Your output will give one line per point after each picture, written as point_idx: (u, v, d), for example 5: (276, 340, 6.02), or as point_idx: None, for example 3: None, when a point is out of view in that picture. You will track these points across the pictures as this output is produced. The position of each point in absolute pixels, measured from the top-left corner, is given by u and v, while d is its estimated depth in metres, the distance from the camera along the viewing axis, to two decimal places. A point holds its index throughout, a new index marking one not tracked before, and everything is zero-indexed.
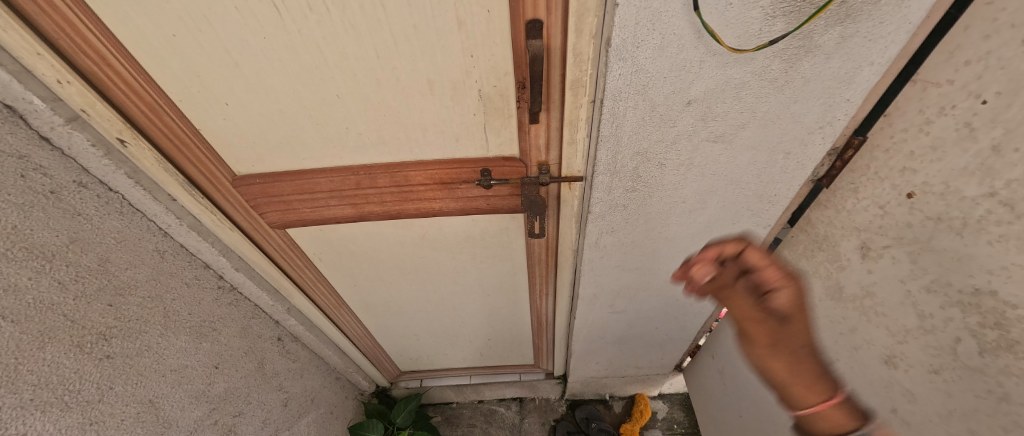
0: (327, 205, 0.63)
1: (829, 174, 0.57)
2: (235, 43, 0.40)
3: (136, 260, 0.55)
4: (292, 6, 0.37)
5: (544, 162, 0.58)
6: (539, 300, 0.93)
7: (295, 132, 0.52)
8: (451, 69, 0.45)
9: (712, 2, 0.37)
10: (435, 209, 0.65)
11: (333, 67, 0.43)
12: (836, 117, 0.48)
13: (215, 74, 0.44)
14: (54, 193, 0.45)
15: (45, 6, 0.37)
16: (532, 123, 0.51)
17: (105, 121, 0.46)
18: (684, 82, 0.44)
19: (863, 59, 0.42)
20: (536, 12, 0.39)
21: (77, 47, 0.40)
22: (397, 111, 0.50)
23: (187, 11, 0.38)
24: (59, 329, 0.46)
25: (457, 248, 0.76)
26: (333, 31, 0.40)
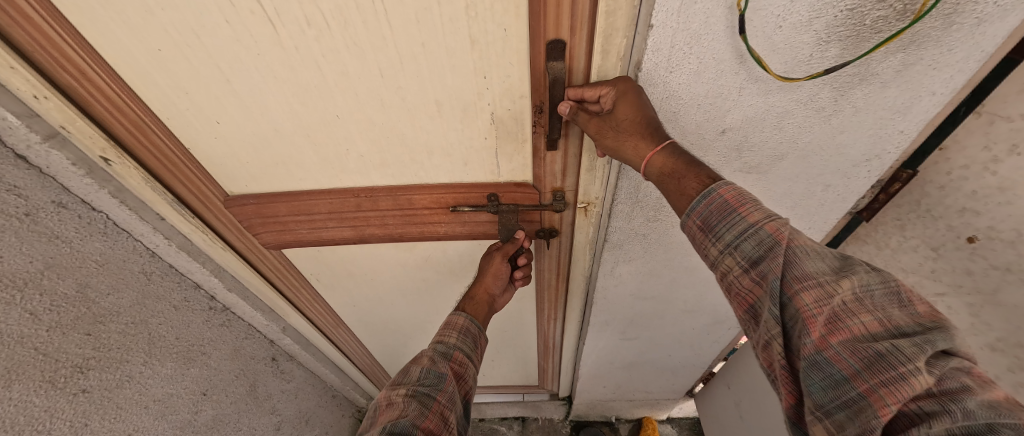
0: (325, 227, 0.59)
1: (871, 207, 0.51)
2: (226, 60, 0.37)
3: (120, 284, 0.52)
4: (289, 21, 0.33)
5: (558, 189, 0.54)
6: (546, 324, 0.89)
7: (292, 153, 0.48)
8: (462, 90, 0.41)
9: (759, 25, 0.33)
10: (441, 232, 0.61)
11: (333, 86, 0.40)
12: (886, 150, 0.44)
13: (205, 92, 0.40)
14: (30, 216, 0.42)
15: (18, 16, 0.33)
16: (549, 149, 0.47)
17: (87, 139, 0.43)
18: (719, 110, 0.40)
19: (924, 89, 0.37)
20: (559, 32, 0.35)
21: (54, 61, 0.37)
22: (402, 133, 0.46)
23: (175, 26, 0.34)
24: (28, 365, 0.43)
25: (462, 272, 0.72)
26: (334, 48, 0.36)
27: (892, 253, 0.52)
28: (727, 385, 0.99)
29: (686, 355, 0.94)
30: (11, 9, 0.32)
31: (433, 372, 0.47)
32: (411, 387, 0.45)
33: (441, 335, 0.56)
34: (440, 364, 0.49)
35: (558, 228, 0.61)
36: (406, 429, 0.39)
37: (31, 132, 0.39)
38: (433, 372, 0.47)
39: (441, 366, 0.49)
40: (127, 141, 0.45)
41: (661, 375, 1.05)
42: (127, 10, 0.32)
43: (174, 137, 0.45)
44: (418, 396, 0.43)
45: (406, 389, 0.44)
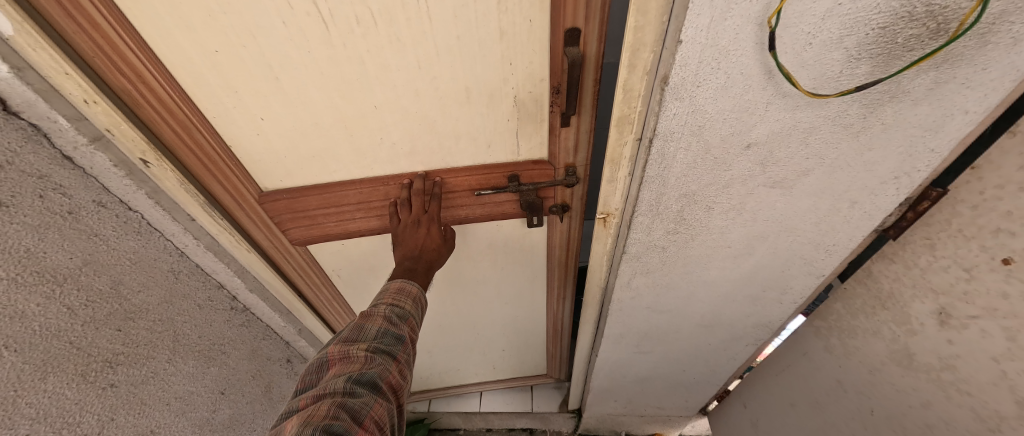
0: (352, 219, 0.60)
1: (897, 225, 0.50)
2: (275, 58, 0.38)
3: (150, 282, 0.53)
4: (340, 20, 0.35)
5: (571, 164, 0.54)
6: (555, 304, 0.90)
7: (327, 146, 0.50)
8: (490, 78, 0.42)
9: (788, 42, 0.33)
10: (460, 217, 0.61)
11: (373, 80, 0.41)
12: (916, 168, 0.43)
13: (251, 88, 0.42)
14: (72, 214, 0.44)
15: (85, 22, 0.35)
16: (563, 127, 0.47)
17: (129, 141, 0.45)
18: (745, 124, 0.40)
19: (955, 107, 0.37)
20: (576, 21, 0.36)
21: (111, 66, 0.39)
22: (434, 122, 0.48)
23: (232, 28, 0.35)
24: (63, 357, 0.44)
25: (478, 256, 0.73)
26: (378, 44, 0.37)
27: (923, 272, 0.50)
28: (744, 404, 0.97)
29: (702, 371, 0.92)
30: (81, 17, 0.35)
31: (392, 333, 0.43)
32: (371, 344, 0.41)
33: (394, 299, 0.48)
34: (400, 325, 0.45)
35: (570, 205, 0.61)
36: (371, 384, 0.38)
37: (78, 133, 0.42)
38: (392, 332, 0.43)
39: (403, 329, 0.45)
40: (169, 142, 0.47)
41: (675, 391, 1.02)
42: (190, 14, 0.34)
43: (217, 137, 0.47)
44: (380, 355, 0.41)
45: (366, 345, 0.41)
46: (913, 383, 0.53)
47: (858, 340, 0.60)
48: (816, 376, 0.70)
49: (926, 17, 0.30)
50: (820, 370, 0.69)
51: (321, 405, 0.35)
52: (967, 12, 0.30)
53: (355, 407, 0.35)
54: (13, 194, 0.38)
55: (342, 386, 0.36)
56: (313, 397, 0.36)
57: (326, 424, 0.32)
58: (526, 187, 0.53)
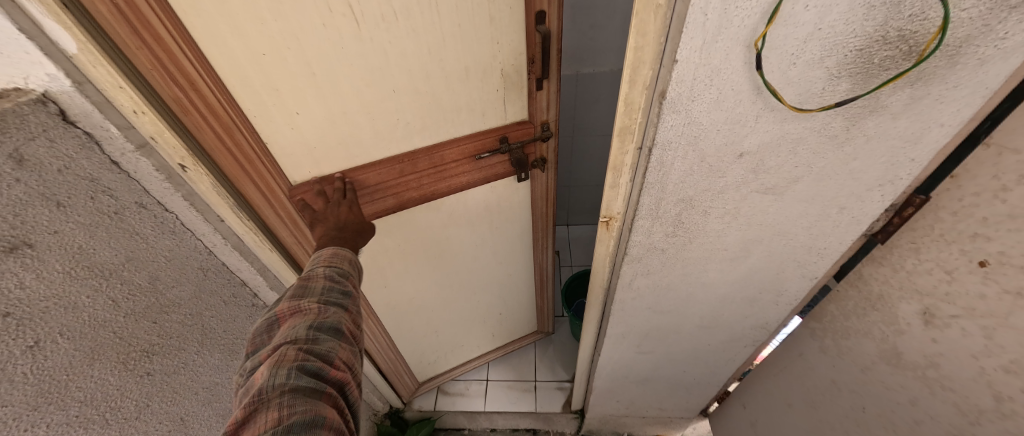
0: (371, 200, 0.75)
1: (885, 229, 0.53)
2: (316, 57, 0.54)
3: (182, 278, 0.57)
4: (370, 19, 0.53)
5: (546, 121, 0.80)
6: (538, 252, 1.15)
7: (352, 131, 0.65)
8: (482, 55, 0.65)
9: (774, 62, 0.36)
10: (463, 180, 0.82)
11: (392, 66, 0.59)
12: (899, 176, 0.46)
13: (293, 85, 0.56)
14: (117, 215, 0.48)
15: (152, 40, 0.44)
16: (538, 89, 0.73)
17: (171, 149, 0.50)
18: (738, 135, 0.43)
19: (932, 120, 0.40)
20: (542, 7, 0.61)
21: (165, 80, 0.47)
22: (439, 96, 0.67)
23: (282, 33, 0.49)
24: (107, 346, 0.48)
25: (477, 220, 0.95)
26: (398, 36, 0.56)
27: (909, 275, 0.52)
28: (743, 405, 0.99)
29: (701, 372, 0.94)
30: (148, 36, 0.44)
31: (339, 288, 0.51)
32: (322, 298, 0.48)
33: (330, 260, 0.55)
34: (342, 280, 0.53)
35: (546, 157, 0.88)
36: (332, 327, 0.46)
37: (126, 140, 0.46)
38: (338, 287, 0.51)
39: (346, 284, 0.53)
40: (206, 146, 0.54)
41: (676, 392, 1.05)
42: (246, 26, 0.47)
43: (254, 136, 0.58)
44: (333, 305, 0.48)
45: (318, 298, 0.48)
46: (901, 381, 0.55)
47: (851, 341, 0.63)
48: (812, 376, 0.72)
49: (899, 39, 0.34)
50: (815, 370, 0.71)
51: (287, 349, 0.41)
52: (935, 36, 0.33)
53: (323, 347, 0.43)
54: (67, 195, 0.42)
55: (305, 332, 0.43)
56: (276, 345, 0.42)
57: (300, 363, 0.40)
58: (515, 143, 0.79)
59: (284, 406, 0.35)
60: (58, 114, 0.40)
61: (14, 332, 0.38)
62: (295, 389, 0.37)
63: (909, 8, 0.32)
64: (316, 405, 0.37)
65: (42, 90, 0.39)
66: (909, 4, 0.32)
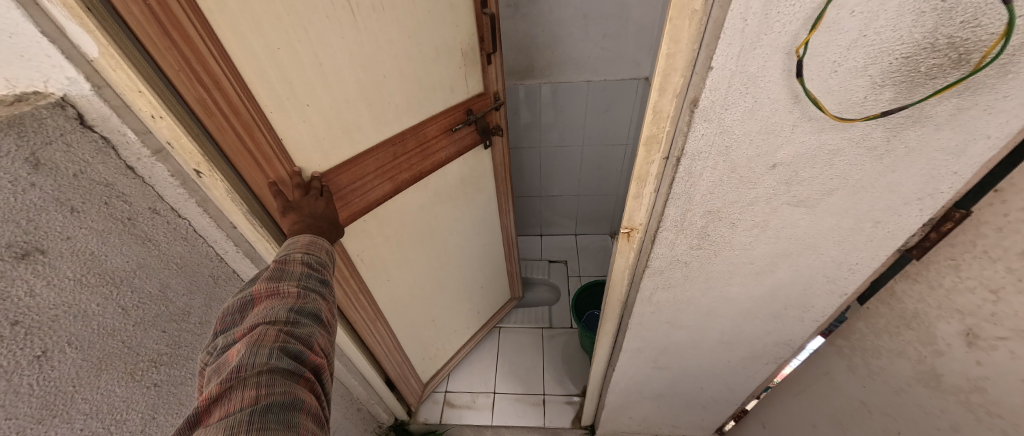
0: (373, 186, 0.78)
1: (920, 245, 0.51)
2: (321, 45, 0.60)
3: (192, 285, 0.56)
4: (363, 10, 0.63)
5: (497, 91, 1.02)
6: (504, 216, 1.32)
7: (353, 119, 0.70)
8: (447, 37, 0.82)
9: (815, 69, 0.35)
10: (445, 155, 0.94)
11: (383, 51, 0.69)
12: (939, 190, 0.44)
13: (303, 76, 0.59)
14: (130, 220, 0.47)
15: (179, 38, 0.44)
16: (489, 62, 0.95)
17: (186, 154, 0.49)
18: (772, 146, 0.41)
19: (978, 132, 0.38)
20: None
21: (186, 80, 0.46)
22: (419, 77, 0.79)
23: (293, 24, 0.55)
24: (116, 356, 0.46)
25: (455, 195, 1.06)
26: (385, 25, 0.68)
27: (947, 293, 0.50)
28: (762, 424, 0.95)
29: (719, 389, 0.91)
30: (174, 34, 0.44)
31: (314, 276, 0.51)
32: (301, 283, 0.47)
33: (308, 247, 0.55)
34: (320, 270, 0.52)
35: (501, 124, 1.08)
36: (310, 312, 0.45)
37: (143, 145, 0.46)
38: (314, 276, 0.51)
39: (321, 273, 0.52)
40: (224, 149, 0.53)
41: (691, 409, 1.01)
42: (264, 18, 0.51)
43: (272, 133, 0.58)
44: (309, 291, 0.47)
45: (297, 283, 0.47)
46: None
47: (883, 360, 0.60)
48: (839, 397, 0.69)
49: (948, 47, 0.32)
50: (843, 390, 0.68)
51: (266, 330, 0.39)
52: (989, 46, 0.31)
53: (302, 331, 0.42)
54: (82, 200, 0.42)
55: (286, 314, 0.42)
56: (252, 325, 0.40)
57: (281, 345, 0.38)
58: (479, 112, 0.96)
59: (262, 385, 0.33)
60: (77, 117, 0.41)
61: (22, 341, 0.37)
62: (275, 369, 0.35)
63: (962, 15, 0.31)
64: (295, 387, 0.35)
65: (63, 94, 0.40)
66: (961, 11, 0.30)
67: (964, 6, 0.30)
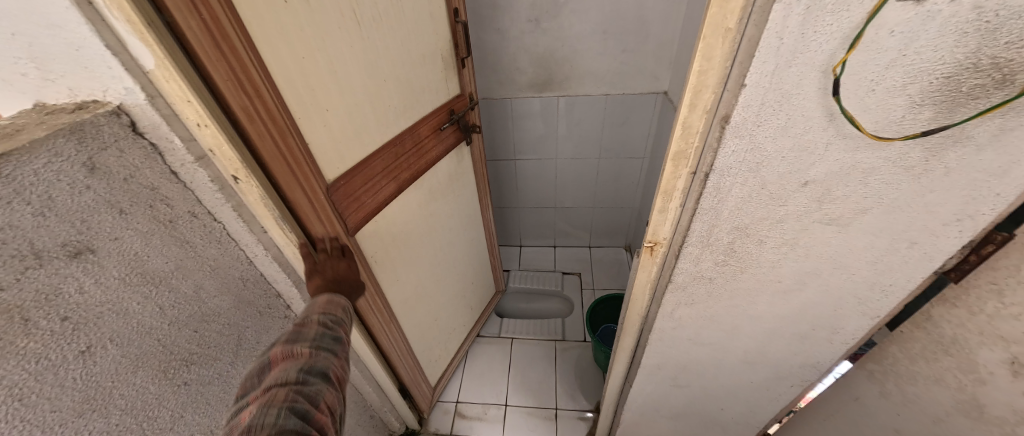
0: (381, 186, 0.82)
1: (959, 267, 0.49)
2: (335, 52, 0.65)
3: (223, 287, 0.58)
4: (365, 19, 0.70)
5: (471, 93, 1.13)
6: (484, 211, 1.42)
7: (363, 122, 0.74)
8: (430, 44, 0.91)
9: (852, 87, 0.35)
10: (434, 153, 1.00)
11: (382, 57, 0.76)
12: (980, 212, 0.43)
13: (323, 82, 0.64)
14: (171, 223, 0.49)
15: (228, 50, 0.47)
16: (463, 66, 1.06)
17: (226, 160, 0.51)
18: (804, 163, 0.41)
19: (1022, 154, 0.37)
20: (455, 5, 0.96)
21: (232, 90, 0.49)
22: (411, 81, 0.87)
23: (313, 34, 0.60)
24: (151, 354, 0.48)
25: (445, 192, 1.12)
26: (382, 33, 0.75)
27: (989, 320, 0.48)
28: None
29: (740, 410, 0.88)
30: (223, 47, 0.47)
31: (330, 335, 0.52)
32: (315, 343, 0.49)
33: (324, 309, 0.57)
34: (335, 329, 0.54)
35: (475, 124, 1.19)
36: (323, 372, 0.45)
37: (187, 152, 0.48)
38: (329, 335, 0.52)
39: (337, 330, 0.53)
40: (262, 156, 0.55)
41: (710, 430, 0.98)
42: (290, 29, 0.56)
43: (301, 139, 0.61)
44: (322, 350, 0.48)
45: (311, 342, 0.49)
46: None
47: (918, 388, 0.57)
48: (870, 424, 0.66)
49: (992, 68, 0.32)
50: (874, 417, 0.65)
51: (277, 391, 0.40)
52: None
53: (313, 390, 0.43)
54: (129, 203, 0.44)
55: (298, 375, 0.43)
56: (266, 386, 0.41)
57: (289, 405, 0.39)
58: (459, 113, 1.06)
59: None
60: (129, 125, 0.44)
61: (70, 336, 0.39)
62: (281, 431, 0.36)
63: (1006, 35, 0.31)
64: None
65: (119, 103, 0.43)
66: (1006, 31, 0.30)
67: (1009, 26, 0.30)
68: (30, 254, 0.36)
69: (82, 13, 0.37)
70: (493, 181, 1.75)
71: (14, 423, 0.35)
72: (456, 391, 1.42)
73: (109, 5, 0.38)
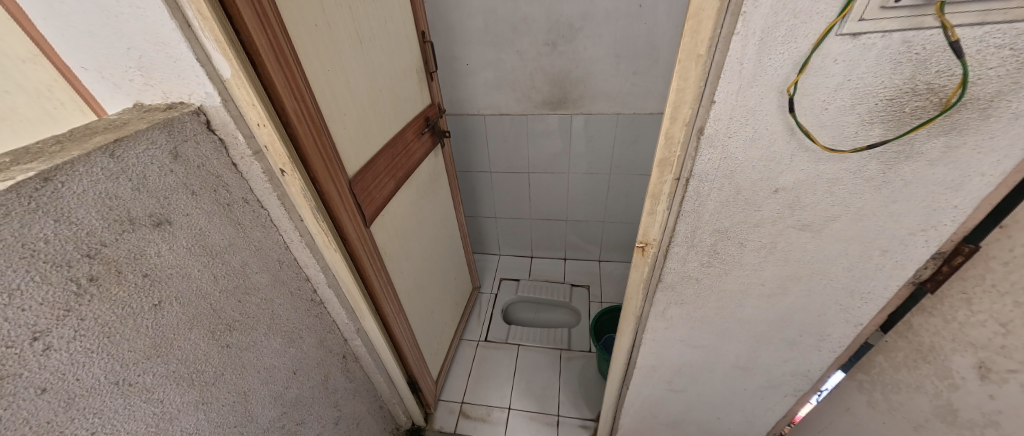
0: (385, 183, 0.92)
1: (933, 278, 0.52)
2: (348, 64, 0.75)
3: (264, 265, 0.67)
4: (367, 37, 0.81)
5: (439, 104, 1.25)
6: (456, 210, 1.53)
7: (369, 125, 0.84)
8: (410, 59, 1.03)
9: (808, 106, 0.40)
10: (418, 156, 1.10)
11: (380, 69, 0.87)
12: (942, 222, 0.47)
13: (342, 90, 0.74)
14: (229, 206, 0.59)
15: (283, 63, 0.57)
16: (433, 79, 1.18)
17: (276, 156, 0.60)
18: (773, 172, 0.46)
19: (971, 169, 0.42)
20: (423, 28, 1.08)
21: (287, 96, 0.59)
22: (399, 90, 0.98)
23: (332, 49, 0.70)
24: (204, 315, 0.56)
25: (428, 190, 1.23)
26: (378, 48, 0.86)
27: (961, 326, 0.50)
28: None
29: (738, 420, 0.90)
30: (280, 60, 0.57)
31: None
32: None
33: None
34: None
35: (447, 130, 1.31)
36: None
37: (246, 147, 0.58)
38: None
39: None
40: (306, 153, 0.64)
41: None
42: (317, 45, 0.66)
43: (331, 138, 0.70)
44: None
45: None
46: None
47: (901, 395, 0.60)
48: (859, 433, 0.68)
49: (928, 92, 0.38)
50: (863, 426, 0.67)
51: None
52: (949, 93, 0.37)
53: None
54: (200, 186, 0.54)
55: None
56: None
57: None
58: (433, 119, 1.19)
59: None
60: (205, 123, 0.54)
61: (148, 290, 0.48)
62: None
63: (935, 66, 0.36)
64: None
65: (200, 104, 0.53)
66: (935, 62, 0.36)
67: (936, 58, 0.36)
68: (127, 219, 0.45)
69: (183, 34, 0.47)
70: (506, 192, 1.83)
71: (102, 354, 0.43)
72: (461, 391, 1.46)
73: (203, 27, 0.48)
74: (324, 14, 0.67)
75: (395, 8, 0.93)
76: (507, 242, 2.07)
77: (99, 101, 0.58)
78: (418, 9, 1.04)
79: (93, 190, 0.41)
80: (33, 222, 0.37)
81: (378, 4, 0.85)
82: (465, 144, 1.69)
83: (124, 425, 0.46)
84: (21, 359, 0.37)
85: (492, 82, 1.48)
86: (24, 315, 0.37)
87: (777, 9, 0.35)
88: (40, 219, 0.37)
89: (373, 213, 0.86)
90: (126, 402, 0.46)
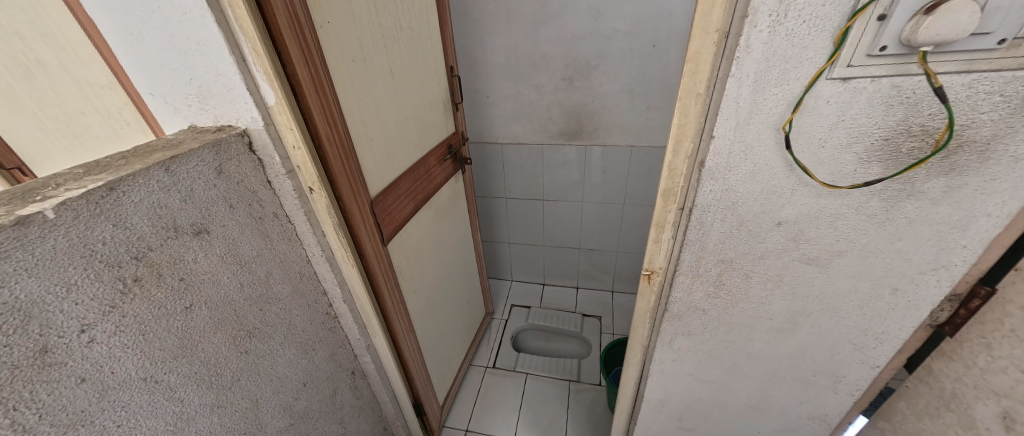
0: (405, 204, 0.96)
1: (952, 321, 0.51)
2: (378, 95, 0.82)
3: (287, 277, 0.71)
4: (398, 70, 0.88)
5: (462, 132, 1.31)
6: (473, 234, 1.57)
7: (394, 149, 0.90)
8: (436, 90, 1.10)
9: (804, 144, 0.43)
10: (438, 180, 1.16)
11: (408, 99, 0.94)
12: (952, 261, 0.47)
13: (371, 117, 0.80)
14: (260, 219, 0.64)
15: (322, 94, 0.64)
16: (456, 110, 1.25)
17: (306, 174, 0.66)
18: (774, 205, 0.48)
19: (975, 209, 0.42)
20: (451, 63, 1.16)
21: (323, 122, 0.65)
22: (425, 118, 1.05)
23: (366, 81, 0.77)
24: (228, 321, 0.60)
25: (447, 212, 1.28)
26: (408, 80, 0.93)
27: (982, 373, 0.48)
28: None
29: None
30: (320, 91, 0.63)
31: None
32: None
33: None
34: None
35: (468, 158, 1.36)
36: None
37: (281, 166, 0.64)
38: None
39: None
40: (334, 173, 0.69)
41: None
42: (353, 78, 0.73)
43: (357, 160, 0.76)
44: None
45: None
46: None
47: None
48: None
49: (923, 133, 0.39)
50: None
51: None
52: (940, 134, 0.38)
53: None
54: (236, 200, 0.59)
55: None
56: None
57: None
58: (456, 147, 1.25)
59: None
60: (248, 146, 0.61)
61: (182, 292, 0.52)
62: None
63: (927, 109, 0.38)
64: None
65: (246, 127, 0.60)
66: (925, 106, 0.38)
67: (926, 102, 0.37)
68: (172, 227, 0.50)
69: (239, 67, 0.54)
70: (519, 218, 1.86)
71: (136, 350, 0.47)
72: (465, 419, 1.43)
73: (256, 62, 0.55)
74: (362, 51, 0.75)
75: (426, 46, 1.01)
76: (520, 268, 2.07)
77: (159, 124, 0.65)
78: (448, 46, 1.13)
79: (149, 199, 0.47)
80: (96, 225, 0.42)
81: (411, 42, 0.93)
82: (483, 171, 1.75)
83: (146, 422, 0.49)
84: (69, 349, 0.40)
85: (511, 112, 1.55)
86: (77, 308, 0.41)
87: (768, 55, 0.38)
88: (102, 223, 0.42)
89: (391, 231, 0.90)
90: (151, 399, 0.49)
